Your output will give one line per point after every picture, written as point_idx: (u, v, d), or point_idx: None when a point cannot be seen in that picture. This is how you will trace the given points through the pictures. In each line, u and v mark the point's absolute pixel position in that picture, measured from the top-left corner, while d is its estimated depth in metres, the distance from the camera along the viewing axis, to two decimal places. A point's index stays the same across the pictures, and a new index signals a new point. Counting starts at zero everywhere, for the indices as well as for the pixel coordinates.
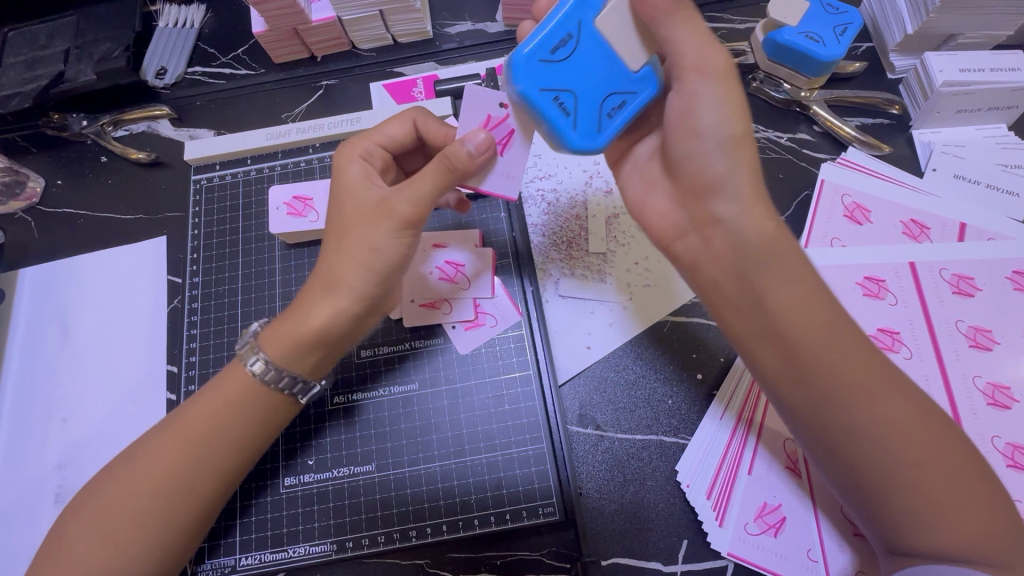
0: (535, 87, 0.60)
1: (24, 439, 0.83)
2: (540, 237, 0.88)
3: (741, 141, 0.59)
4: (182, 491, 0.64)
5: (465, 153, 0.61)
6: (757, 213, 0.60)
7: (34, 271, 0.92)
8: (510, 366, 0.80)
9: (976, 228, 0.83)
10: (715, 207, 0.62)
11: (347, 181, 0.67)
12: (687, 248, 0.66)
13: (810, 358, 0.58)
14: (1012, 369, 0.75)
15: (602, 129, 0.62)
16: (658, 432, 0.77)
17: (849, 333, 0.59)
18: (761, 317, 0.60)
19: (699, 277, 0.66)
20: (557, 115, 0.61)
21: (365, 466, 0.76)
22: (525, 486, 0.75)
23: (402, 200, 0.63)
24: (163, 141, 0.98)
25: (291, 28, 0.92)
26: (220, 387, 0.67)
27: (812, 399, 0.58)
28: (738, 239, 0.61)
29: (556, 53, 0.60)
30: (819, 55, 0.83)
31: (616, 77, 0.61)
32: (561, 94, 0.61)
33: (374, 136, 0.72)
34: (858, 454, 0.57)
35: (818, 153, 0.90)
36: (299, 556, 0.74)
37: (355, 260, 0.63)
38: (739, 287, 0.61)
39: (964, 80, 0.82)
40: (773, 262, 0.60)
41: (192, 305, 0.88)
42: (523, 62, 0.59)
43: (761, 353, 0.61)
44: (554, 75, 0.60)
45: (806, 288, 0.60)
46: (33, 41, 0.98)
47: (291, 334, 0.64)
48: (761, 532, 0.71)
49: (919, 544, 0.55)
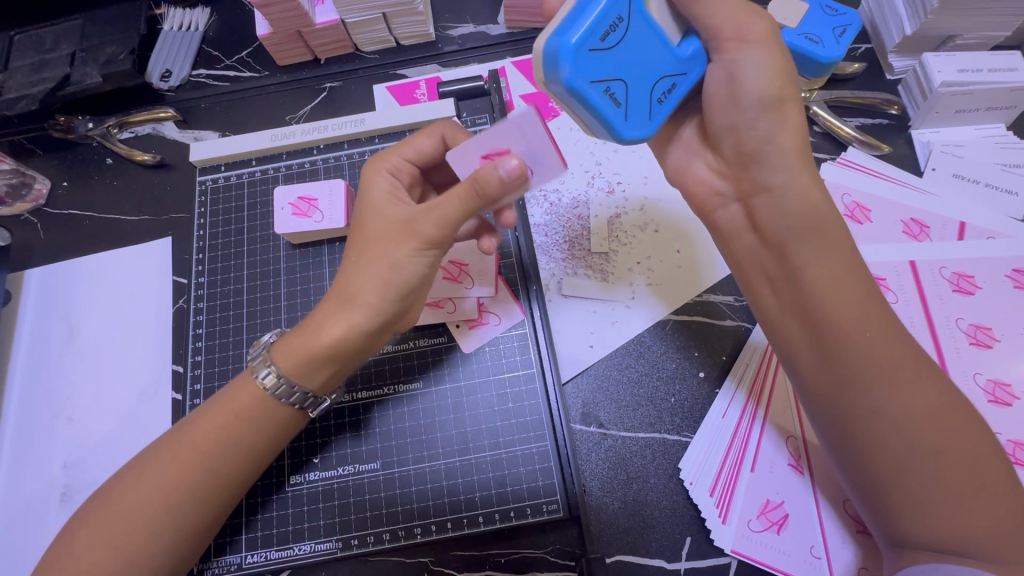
0: (587, 79, 0.54)
1: (30, 439, 0.84)
2: (543, 237, 0.89)
3: (784, 102, 0.59)
4: (189, 485, 0.64)
5: (495, 177, 0.59)
6: (805, 178, 0.61)
7: (39, 271, 0.93)
8: (513, 364, 0.81)
9: (976, 227, 0.84)
10: (761, 175, 0.62)
11: (372, 196, 0.69)
12: (729, 217, 0.67)
13: (838, 340, 0.59)
14: (1013, 366, 0.75)
15: (653, 117, 0.58)
16: (661, 430, 0.77)
17: (880, 315, 0.59)
18: (794, 292, 0.62)
19: (735, 249, 0.68)
20: (609, 107, 0.56)
21: (371, 465, 0.77)
22: (529, 484, 0.75)
23: (427, 222, 0.63)
24: (168, 142, 0.99)
25: (295, 31, 0.93)
26: (228, 402, 0.67)
27: (835, 377, 0.60)
28: (783, 207, 0.61)
29: (606, 40, 0.54)
30: (819, 55, 0.83)
31: (662, 59, 0.58)
32: (612, 84, 0.55)
33: (399, 150, 0.73)
34: (871, 438, 0.58)
35: (818, 153, 0.91)
36: (304, 553, 0.74)
37: (374, 274, 0.64)
38: (777, 258, 0.63)
39: (962, 81, 0.82)
40: (810, 241, 0.61)
41: (197, 305, 0.88)
42: (573, 51, 0.52)
43: (791, 329, 0.63)
44: (606, 64, 0.54)
45: (839, 270, 0.60)
46: (39, 44, 0.99)
47: (304, 350, 0.65)
48: (764, 529, 0.71)
49: (917, 533, 0.56)
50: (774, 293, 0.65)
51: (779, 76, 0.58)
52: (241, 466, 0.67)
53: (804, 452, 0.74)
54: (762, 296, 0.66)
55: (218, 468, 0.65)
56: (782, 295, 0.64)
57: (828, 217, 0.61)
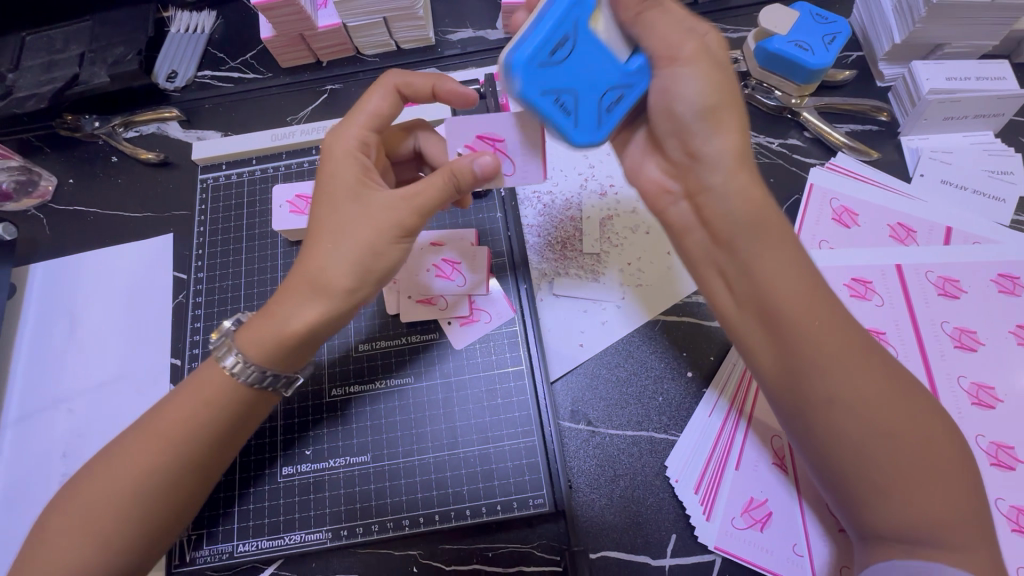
0: (537, 91, 0.58)
1: (31, 428, 0.86)
2: (536, 237, 0.90)
3: (719, 110, 0.61)
4: (158, 477, 0.63)
5: (471, 171, 0.65)
6: (741, 181, 0.61)
7: (44, 265, 0.95)
8: (503, 360, 0.82)
9: (963, 232, 0.85)
10: (703, 176, 0.63)
11: (342, 180, 0.67)
12: (679, 215, 0.68)
13: (793, 331, 0.58)
14: (996, 369, 0.76)
15: (603, 126, 0.62)
16: (649, 428, 0.78)
17: (831, 304, 0.59)
18: (747, 283, 0.61)
19: (688, 242, 0.67)
20: (557, 115, 0.60)
21: (361, 457, 0.78)
22: (516, 478, 0.76)
23: (405, 210, 0.65)
24: (172, 142, 1.01)
25: (297, 34, 0.96)
26: (197, 389, 0.65)
27: (791, 367, 0.59)
28: (724, 208, 0.61)
29: (554, 56, 0.58)
30: (808, 63, 0.85)
31: (611, 71, 0.61)
32: (562, 95, 0.59)
33: (361, 120, 0.71)
34: (832, 428, 0.57)
35: (808, 158, 0.92)
36: (295, 543, 0.75)
37: (351, 262, 0.64)
38: (726, 252, 0.63)
39: (950, 89, 0.84)
40: (759, 235, 0.60)
41: (196, 299, 0.90)
42: (523, 65, 0.57)
43: (746, 321, 0.62)
44: (555, 77, 0.59)
45: (788, 259, 0.60)
46: (50, 45, 1.02)
47: (277, 340, 0.64)
48: (747, 526, 0.72)
49: (883, 523, 0.56)
50: (727, 286, 0.64)
51: (713, 85, 0.60)
52: (209, 437, 0.64)
53: (788, 453, 0.75)
54: (716, 288, 0.65)
55: (179, 452, 0.63)
56: (735, 288, 0.63)
57: (767, 215, 0.61)
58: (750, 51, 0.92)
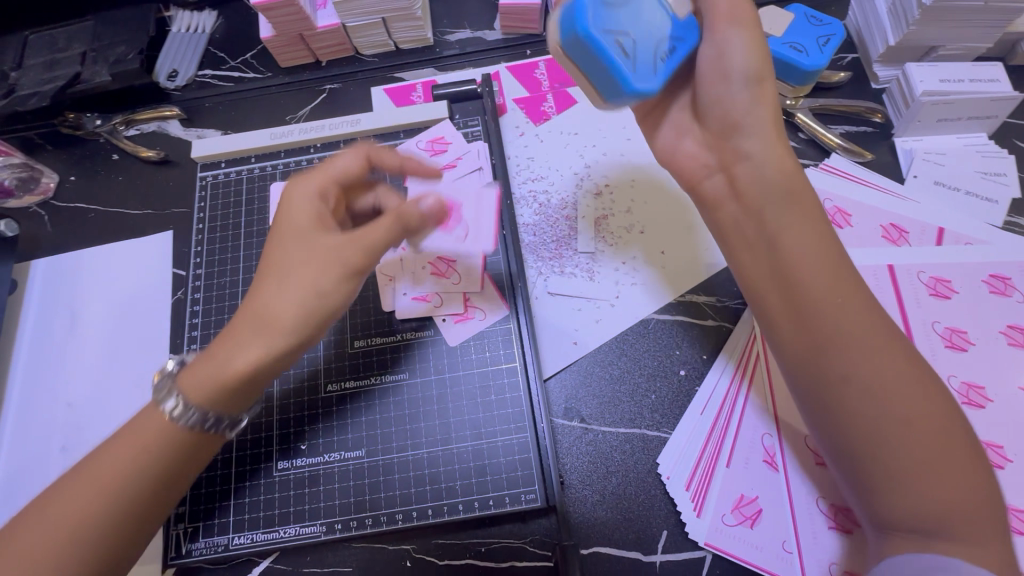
0: (599, 29, 0.59)
1: (31, 422, 0.87)
2: (531, 236, 0.91)
3: (763, 81, 0.65)
4: (129, 484, 0.62)
5: (419, 212, 0.68)
6: (779, 152, 0.65)
7: (46, 262, 0.96)
8: (497, 358, 0.83)
9: (955, 233, 0.85)
10: (740, 144, 0.66)
11: (297, 226, 0.68)
12: (714, 187, 0.70)
13: (815, 306, 0.60)
14: (986, 369, 0.77)
15: (658, 75, 0.63)
16: (641, 426, 0.79)
17: (854, 285, 0.61)
18: (772, 260, 0.63)
19: (721, 219, 0.70)
20: (616, 53, 0.60)
21: (356, 452, 0.79)
22: (508, 474, 0.77)
23: (354, 252, 0.65)
24: (172, 140, 1.02)
25: (296, 34, 0.97)
26: (139, 427, 0.64)
27: (811, 343, 0.60)
28: (760, 174, 0.65)
29: (615, 2, 0.60)
30: (802, 63, 0.85)
31: (664, 30, 0.64)
32: (621, 38, 0.60)
33: (326, 175, 0.73)
34: (847, 405, 0.58)
35: (803, 159, 0.93)
36: (290, 536, 0.76)
37: (296, 303, 0.63)
38: (756, 228, 0.65)
39: (944, 91, 0.84)
40: (786, 213, 0.63)
41: (194, 296, 0.91)
42: (587, 5, 0.59)
43: (770, 297, 0.64)
44: (615, 21, 0.60)
45: (812, 240, 0.62)
46: (52, 44, 1.03)
47: (215, 379, 0.63)
48: (738, 523, 0.73)
49: (891, 506, 0.57)
50: (754, 263, 0.66)
51: (760, 53, 0.64)
52: (173, 452, 0.63)
53: (779, 450, 0.76)
54: (744, 266, 0.67)
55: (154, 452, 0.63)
56: (762, 265, 0.65)
57: (796, 190, 0.64)
58: None
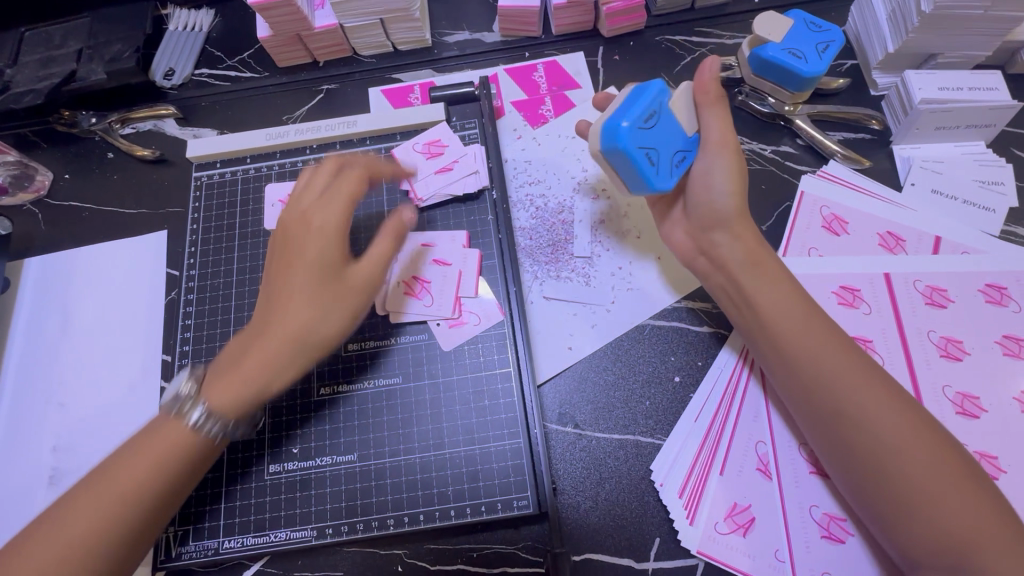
0: (632, 145, 0.67)
1: (22, 422, 0.86)
2: (527, 239, 0.91)
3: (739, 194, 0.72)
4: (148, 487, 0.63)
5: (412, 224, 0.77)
6: (750, 244, 0.71)
7: (38, 261, 0.95)
8: (491, 362, 0.82)
9: (952, 242, 0.85)
10: (716, 238, 0.73)
11: (311, 248, 0.72)
12: (698, 269, 0.77)
13: (795, 351, 0.65)
14: (981, 380, 0.77)
15: (673, 178, 0.71)
16: (635, 432, 0.79)
17: (828, 328, 0.66)
18: (752, 313, 0.69)
19: (709, 283, 0.75)
20: (646, 168, 0.68)
21: (347, 456, 0.79)
22: (501, 480, 0.77)
23: (369, 267, 0.72)
24: (168, 139, 1.01)
25: (294, 34, 0.96)
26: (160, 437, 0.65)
27: (800, 384, 0.65)
28: (733, 258, 0.71)
29: (647, 122, 0.68)
30: (801, 70, 0.85)
31: (683, 139, 0.72)
32: (649, 150, 0.68)
33: (344, 198, 0.74)
34: (844, 437, 0.61)
35: (800, 166, 0.93)
36: (281, 540, 0.76)
37: (325, 321, 0.69)
38: (735, 288, 0.71)
39: (942, 99, 0.84)
40: (757, 272, 0.70)
41: (187, 296, 0.91)
42: (623, 124, 0.66)
43: (759, 348, 0.69)
44: (646, 137, 0.68)
45: (783, 292, 0.68)
46: (47, 41, 1.02)
47: (250, 389, 0.67)
48: (730, 531, 0.72)
49: (914, 532, 0.57)
50: (739, 319, 0.71)
51: (740, 176, 0.71)
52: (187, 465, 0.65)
53: (772, 459, 0.75)
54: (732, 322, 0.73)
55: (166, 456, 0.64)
56: (744, 319, 0.70)
57: (762, 253, 0.71)
58: (744, 58, 0.92)
